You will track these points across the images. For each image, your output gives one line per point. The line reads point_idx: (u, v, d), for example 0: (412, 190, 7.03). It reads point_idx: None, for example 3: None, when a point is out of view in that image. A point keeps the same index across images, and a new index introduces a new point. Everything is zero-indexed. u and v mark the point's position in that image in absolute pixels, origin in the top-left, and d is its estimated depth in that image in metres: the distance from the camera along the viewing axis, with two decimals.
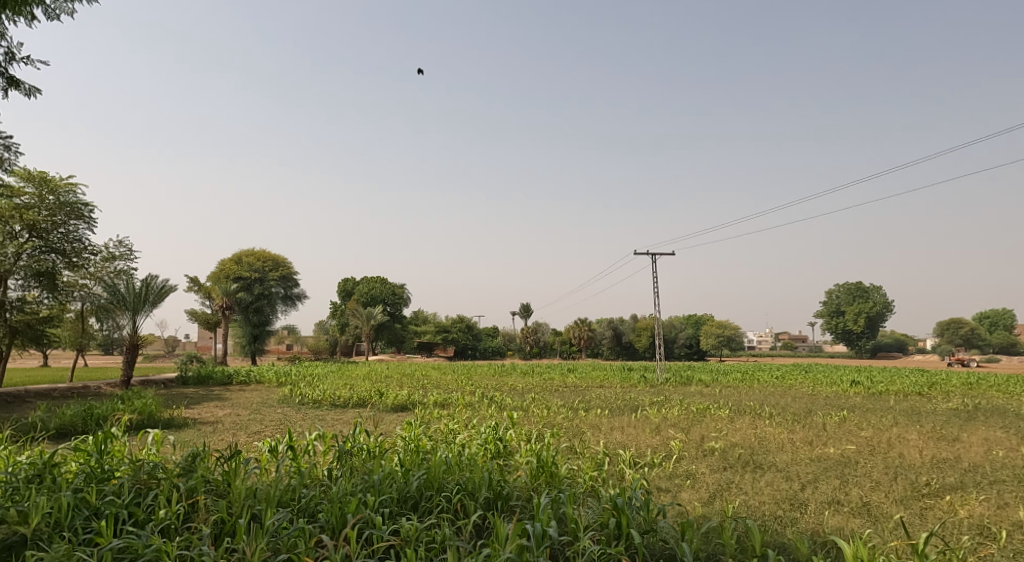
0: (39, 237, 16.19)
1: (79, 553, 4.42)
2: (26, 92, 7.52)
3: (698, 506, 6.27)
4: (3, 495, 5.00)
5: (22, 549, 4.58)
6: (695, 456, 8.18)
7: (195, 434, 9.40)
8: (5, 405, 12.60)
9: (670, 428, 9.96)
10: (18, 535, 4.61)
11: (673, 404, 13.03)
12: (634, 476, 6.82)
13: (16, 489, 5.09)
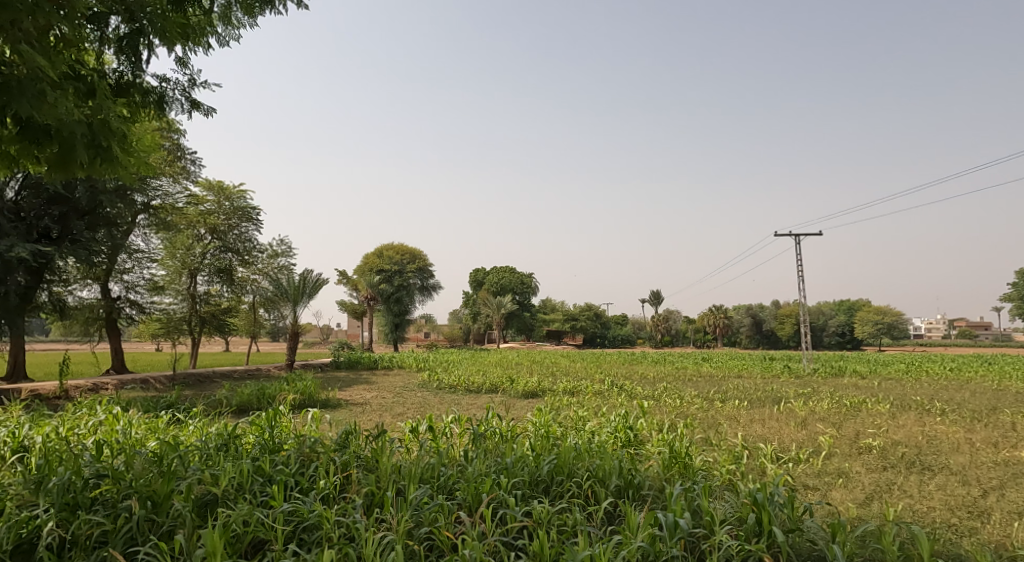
0: (219, 238, 18.31)
1: (258, 513, 5.07)
2: (206, 112, 8.48)
3: (852, 508, 6.06)
4: (199, 459, 5.87)
5: (214, 507, 5.32)
6: (848, 454, 7.83)
7: (347, 413, 10.33)
8: (199, 385, 14.50)
9: (821, 423, 9.54)
10: (212, 494, 5.36)
11: (823, 396, 12.46)
12: (777, 472, 6.67)
13: (208, 455, 5.94)
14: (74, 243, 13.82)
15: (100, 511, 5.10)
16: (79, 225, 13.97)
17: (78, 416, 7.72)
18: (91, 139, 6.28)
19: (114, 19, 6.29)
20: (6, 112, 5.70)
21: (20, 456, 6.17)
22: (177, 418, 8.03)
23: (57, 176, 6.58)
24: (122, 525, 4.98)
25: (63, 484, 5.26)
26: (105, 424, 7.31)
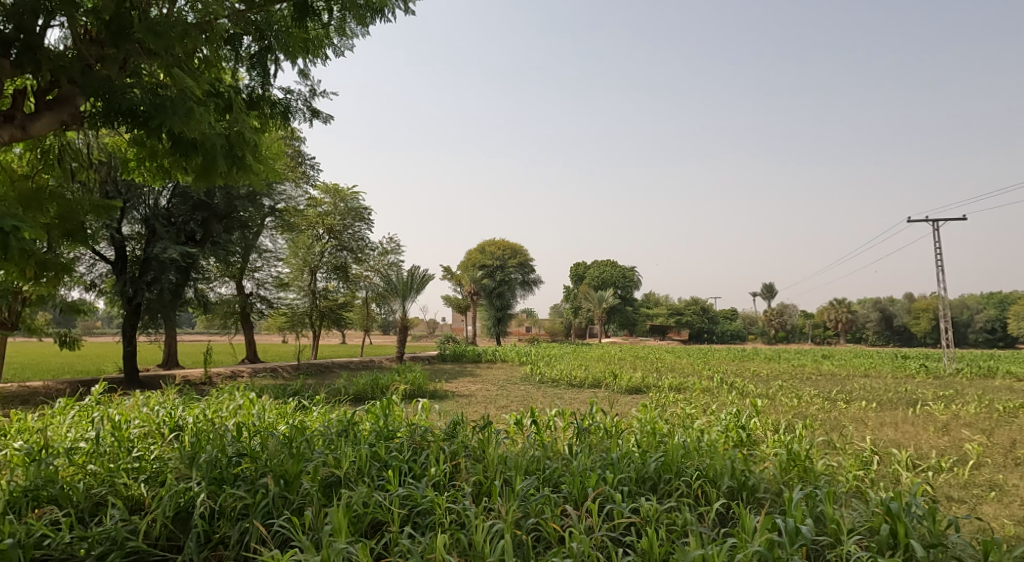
0: (335, 237, 19.35)
1: (375, 496, 5.30)
2: (325, 119, 8.92)
3: (1008, 525, 5.53)
4: (323, 443, 6.27)
5: (338, 488, 5.64)
6: (1001, 465, 7.15)
7: (454, 404, 10.61)
8: (321, 374, 15.44)
9: (965, 429, 8.78)
10: (335, 476, 5.68)
11: (966, 400, 11.45)
12: (914, 480, 6.19)
13: (331, 439, 6.32)
14: (215, 245, 15.06)
15: (243, 486, 5.55)
16: (218, 227, 15.20)
17: (219, 399, 8.42)
18: (229, 149, 7.01)
19: (247, 40, 7.09)
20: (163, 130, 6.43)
21: (176, 433, 6.89)
22: (302, 405, 8.61)
23: (203, 185, 7.38)
24: (260, 500, 5.38)
25: (211, 460, 5.82)
26: (241, 406, 8.09)
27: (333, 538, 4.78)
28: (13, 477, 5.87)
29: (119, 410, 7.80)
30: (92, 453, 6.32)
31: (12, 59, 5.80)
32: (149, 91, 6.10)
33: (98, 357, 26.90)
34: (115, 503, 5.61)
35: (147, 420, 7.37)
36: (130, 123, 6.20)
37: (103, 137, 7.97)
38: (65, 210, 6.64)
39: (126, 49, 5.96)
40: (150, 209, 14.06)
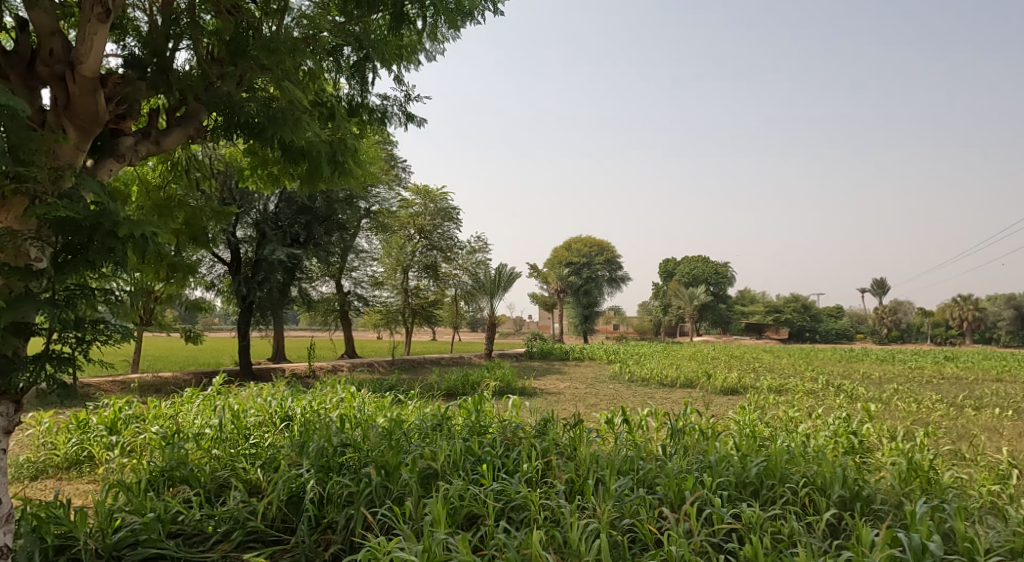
0: (425, 237, 19.61)
1: (471, 490, 5.29)
2: (419, 122, 8.99)
3: None
4: (422, 435, 6.54)
5: (435, 480, 5.75)
6: None
7: (544, 401, 10.57)
8: (414, 369, 15.77)
9: None
10: (433, 469, 5.79)
11: None
12: None
13: (427, 432, 6.61)
14: (317, 246, 15.91)
15: (346, 475, 6.01)
16: (320, 231, 15.84)
17: (323, 392, 8.75)
18: (333, 155, 7.82)
19: (347, 50, 7.45)
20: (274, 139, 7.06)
21: (286, 423, 7.53)
22: (399, 399, 8.85)
23: (307, 189, 8.16)
24: (364, 488, 5.68)
25: (319, 449, 6.33)
26: (344, 398, 8.47)
27: (434, 529, 4.81)
28: (152, 458, 6.68)
29: (237, 399, 8.32)
30: (215, 439, 7.11)
31: (150, 81, 6.56)
32: (263, 104, 6.79)
33: (211, 351, 28.78)
34: (237, 486, 6.30)
35: (261, 409, 8.03)
36: (247, 134, 7.03)
37: (220, 148, 8.41)
38: (191, 216, 6.91)
39: (242, 67, 6.66)
40: (260, 213, 14.67)
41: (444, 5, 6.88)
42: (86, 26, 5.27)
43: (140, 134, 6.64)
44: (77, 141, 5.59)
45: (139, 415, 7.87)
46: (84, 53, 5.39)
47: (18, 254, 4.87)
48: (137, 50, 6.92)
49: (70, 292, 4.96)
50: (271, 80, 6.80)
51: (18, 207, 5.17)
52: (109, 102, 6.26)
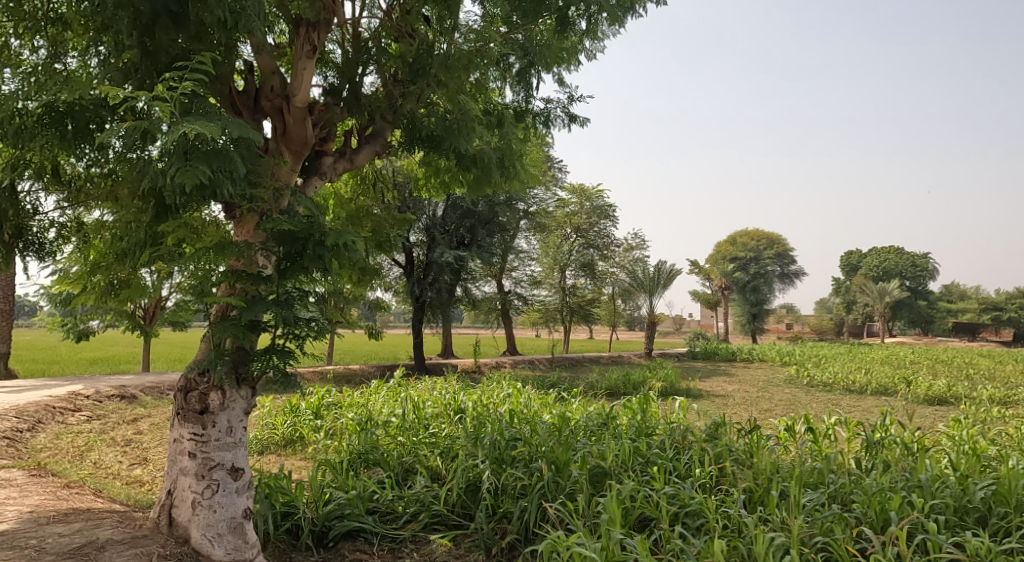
0: (582, 236, 19.86)
1: (642, 492, 5.25)
2: (581, 121, 9.07)
3: None
4: (588, 432, 7.04)
5: (604, 477, 5.94)
6: None
7: (713, 405, 10.22)
8: (573, 368, 15.91)
9: None
10: (601, 468, 6.05)
11: None
12: None
13: (592, 430, 7.05)
14: (481, 248, 16.29)
15: (520, 468, 6.42)
16: (483, 233, 16.44)
17: (492, 387, 9.10)
18: (501, 161, 8.23)
19: (513, 59, 7.87)
20: (450, 149, 7.75)
21: (460, 415, 7.95)
22: (562, 397, 9.00)
23: (476, 194, 8.55)
24: (537, 482, 6.11)
25: (493, 442, 6.85)
26: (511, 394, 8.76)
27: (610, 527, 4.84)
28: (349, 441, 7.42)
29: (416, 391, 8.89)
30: (399, 427, 7.69)
31: (345, 105, 7.45)
32: (440, 118, 7.57)
33: (386, 347, 31.05)
34: (421, 471, 6.86)
35: (438, 401, 8.54)
36: (428, 146, 7.85)
37: (399, 161, 9.00)
38: (376, 225, 7.45)
39: (421, 84, 7.28)
40: (430, 219, 15.71)
41: (607, 2, 6.93)
42: (298, 63, 6.75)
43: (338, 154, 7.38)
44: (291, 162, 6.78)
45: (338, 402, 8.67)
46: (296, 87, 6.75)
47: (251, 263, 5.98)
48: (334, 79, 7.72)
49: (288, 292, 5.91)
50: (445, 95, 7.37)
51: (249, 222, 6.29)
52: (315, 126, 7.13)
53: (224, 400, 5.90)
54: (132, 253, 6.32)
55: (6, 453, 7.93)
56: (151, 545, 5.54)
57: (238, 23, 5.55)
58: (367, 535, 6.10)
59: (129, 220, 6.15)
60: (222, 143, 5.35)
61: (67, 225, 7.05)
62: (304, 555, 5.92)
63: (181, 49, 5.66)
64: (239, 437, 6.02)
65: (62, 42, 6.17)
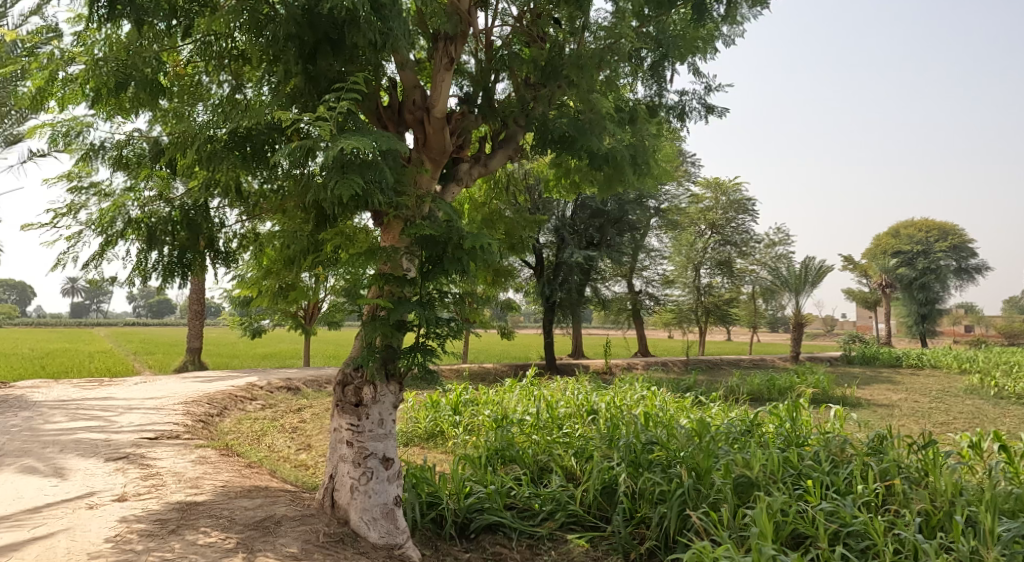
0: (718, 233, 19.15)
1: (796, 507, 5.17)
2: (721, 112, 8.74)
3: None
4: (732, 441, 6.98)
5: (750, 488, 5.99)
6: None
7: (878, 417, 9.46)
8: (710, 371, 15.37)
9: None
10: (746, 477, 6.07)
11: None
12: None
13: (737, 438, 7.02)
14: (610, 248, 16.26)
15: (658, 473, 6.39)
16: (613, 232, 16.34)
17: (625, 388, 9.01)
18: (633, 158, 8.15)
19: (646, 53, 7.79)
20: (582, 149, 7.71)
21: (594, 417, 7.97)
22: (702, 401, 8.73)
23: (608, 194, 8.52)
24: (675, 488, 6.11)
25: (629, 445, 6.84)
26: (647, 396, 8.63)
27: (760, 541, 4.81)
28: (486, 437, 7.67)
29: (549, 391, 8.99)
30: (534, 426, 7.84)
31: (479, 113, 7.70)
32: (572, 119, 7.59)
33: (522, 347, 31.65)
34: (557, 471, 6.97)
35: (570, 401, 8.60)
36: (560, 147, 7.87)
37: (530, 164, 9.17)
38: (509, 227, 7.66)
39: (552, 87, 7.45)
40: (559, 219, 15.80)
41: None
42: (437, 75, 7.12)
43: (473, 160, 7.68)
44: (431, 169, 7.20)
45: (474, 399, 8.99)
46: (435, 99, 7.12)
47: (397, 266, 6.44)
48: (469, 89, 8.01)
49: (431, 293, 6.29)
50: (577, 95, 7.43)
51: (395, 227, 6.79)
52: (452, 135, 7.51)
53: (376, 394, 6.34)
54: (298, 259, 7.02)
55: (201, 433, 8.97)
56: (318, 525, 6.11)
57: (387, 44, 6.16)
58: (506, 531, 6.30)
59: (294, 230, 6.81)
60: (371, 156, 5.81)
61: (246, 236, 7.78)
62: (448, 545, 6.23)
63: (338, 72, 6.44)
64: (389, 429, 6.43)
65: (241, 76, 7.34)
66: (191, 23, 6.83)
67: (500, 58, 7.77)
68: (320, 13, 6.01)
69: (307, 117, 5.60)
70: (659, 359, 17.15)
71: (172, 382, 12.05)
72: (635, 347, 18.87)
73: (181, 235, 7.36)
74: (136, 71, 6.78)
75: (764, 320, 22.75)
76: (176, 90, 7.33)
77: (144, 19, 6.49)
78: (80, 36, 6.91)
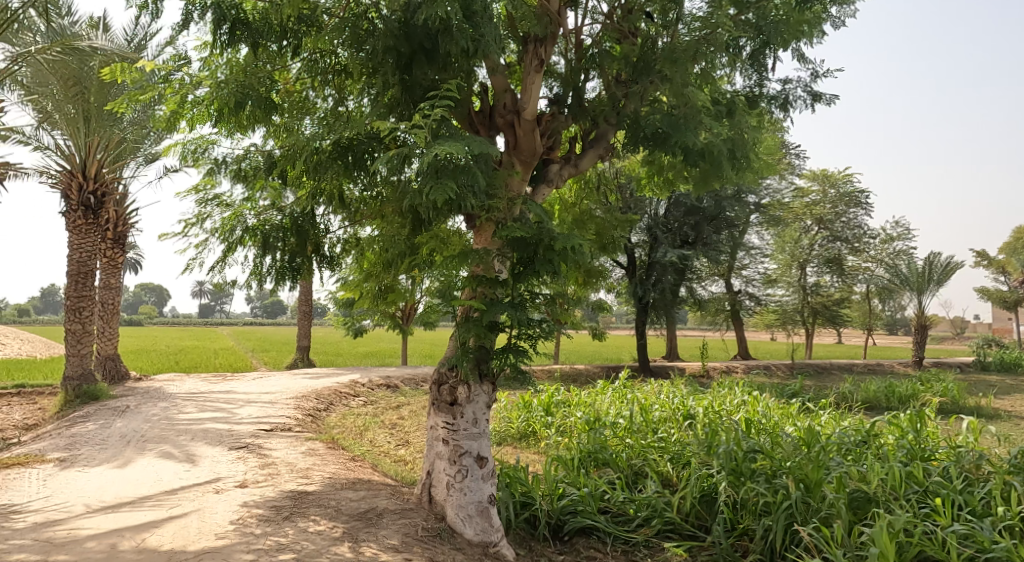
0: (826, 228, 18.25)
1: (926, 526, 5.15)
2: (829, 100, 8.23)
3: None
4: (844, 453, 6.55)
5: (867, 504, 5.68)
6: None
7: (1015, 430, 8.54)
8: (819, 376, 14.48)
9: None
10: (863, 492, 5.73)
11: None
12: None
13: (850, 449, 6.55)
14: (707, 246, 15.81)
15: (762, 483, 6.08)
16: (709, 230, 15.87)
17: (724, 393, 8.68)
18: (732, 152, 7.83)
19: (745, 42, 7.47)
20: (676, 146, 7.47)
21: (691, 422, 7.73)
22: (809, 407, 8.24)
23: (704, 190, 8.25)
24: (782, 500, 5.81)
25: (729, 453, 6.50)
26: (748, 401, 8.26)
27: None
28: (579, 439, 7.63)
29: (643, 394, 8.80)
30: (629, 429, 7.70)
31: (570, 113, 7.72)
32: (666, 115, 7.34)
33: (622, 348, 31.19)
34: (652, 476, 6.80)
35: (665, 405, 8.38)
36: (653, 145, 7.61)
37: (621, 163, 9.04)
38: (600, 227, 7.61)
39: (644, 83, 7.24)
40: (652, 218, 15.40)
41: None
42: (527, 78, 7.18)
43: (564, 160, 7.66)
44: (522, 172, 7.26)
45: (567, 401, 8.97)
46: (525, 101, 7.18)
47: (489, 268, 6.54)
48: (559, 89, 7.99)
49: (523, 294, 6.29)
50: (670, 90, 7.20)
51: (487, 230, 6.89)
52: (543, 136, 7.55)
53: (470, 394, 6.47)
54: (396, 262, 7.29)
55: (309, 427, 9.54)
56: (416, 518, 6.31)
57: (478, 50, 6.26)
58: (600, 534, 6.25)
59: (392, 234, 7.09)
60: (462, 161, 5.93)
61: (348, 242, 8.15)
62: (542, 546, 6.27)
63: (432, 80, 6.57)
64: (482, 429, 6.55)
65: (344, 89, 7.75)
66: (298, 44, 7.33)
67: (590, 56, 7.70)
68: (416, 25, 6.28)
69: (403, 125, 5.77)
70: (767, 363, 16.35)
71: (285, 379, 12.88)
72: (737, 350, 18.15)
73: (291, 240, 7.84)
74: (251, 91, 7.23)
75: (880, 322, 21.39)
76: (287, 107, 7.82)
77: (259, 41, 7.06)
78: (206, 61, 7.53)
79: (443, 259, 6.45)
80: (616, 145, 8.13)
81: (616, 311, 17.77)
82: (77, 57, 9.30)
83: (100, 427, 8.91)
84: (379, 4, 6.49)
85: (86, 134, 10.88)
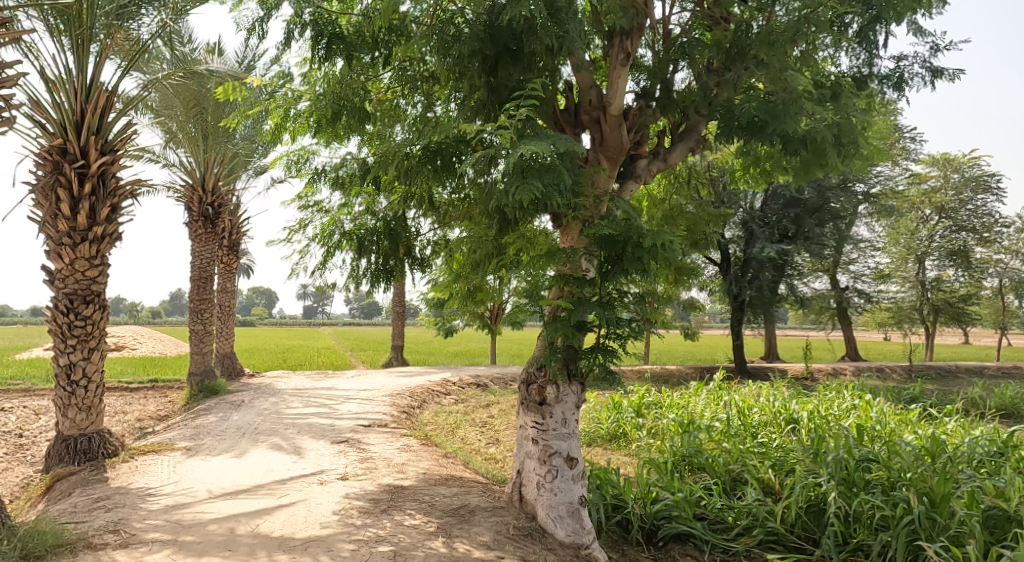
0: (948, 217, 16.77)
1: None
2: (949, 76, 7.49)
3: None
4: (974, 465, 5.92)
5: (1007, 523, 5.11)
6: None
7: None
8: (941, 380, 13.26)
9: None
10: (1000, 509, 5.18)
11: None
12: None
13: (982, 461, 5.90)
14: (809, 240, 14.71)
15: (878, 495, 5.56)
16: (811, 222, 14.70)
17: (830, 396, 8.12)
18: (837, 138, 7.21)
19: (852, 19, 6.92)
20: (773, 134, 7.04)
21: (793, 427, 7.29)
22: (929, 414, 7.52)
23: (806, 179, 7.76)
24: (903, 515, 5.32)
25: (839, 461, 5.98)
26: (858, 406, 7.68)
27: None
28: (672, 442, 7.37)
29: (742, 396, 8.39)
30: (727, 432, 7.35)
31: (659, 106, 7.44)
32: (762, 101, 6.90)
33: (721, 349, 29.99)
34: (752, 484, 6.41)
35: (766, 408, 7.94)
36: (747, 134, 7.17)
37: (713, 156, 8.69)
38: (691, 223, 7.28)
39: (738, 69, 6.87)
40: (746, 213, 14.88)
41: None
42: (613, 73, 6.99)
43: (652, 155, 7.42)
44: (609, 168, 7.09)
45: (659, 402, 8.72)
46: (612, 96, 7.01)
47: (577, 267, 6.39)
48: (646, 83, 7.74)
49: (611, 292, 6.20)
50: (767, 76, 6.83)
51: (574, 228, 6.80)
52: (630, 131, 7.35)
53: (558, 394, 6.40)
54: (484, 263, 7.31)
55: (404, 424, 9.85)
56: (507, 517, 6.34)
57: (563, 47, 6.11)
58: (698, 542, 6.01)
59: (479, 235, 7.05)
60: (549, 160, 5.85)
61: (439, 244, 8.35)
62: (636, 550, 6.09)
63: (517, 81, 6.56)
64: (572, 429, 6.48)
65: (431, 96, 7.94)
66: (389, 54, 7.60)
67: (680, 46, 7.30)
68: (501, 26, 6.31)
69: (490, 127, 5.77)
70: (877, 364, 15.10)
71: (382, 376, 13.35)
72: (845, 352, 17.00)
73: (384, 244, 8.12)
74: (346, 102, 7.59)
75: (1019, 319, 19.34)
76: (379, 115, 8.11)
77: (354, 53, 7.36)
78: (306, 76, 7.95)
79: (529, 257, 6.41)
80: (708, 137, 7.77)
81: (711, 310, 17.09)
82: (196, 80, 10.15)
83: (220, 419, 9.63)
84: (465, 8, 6.56)
85: (205, 150, 11.88)
